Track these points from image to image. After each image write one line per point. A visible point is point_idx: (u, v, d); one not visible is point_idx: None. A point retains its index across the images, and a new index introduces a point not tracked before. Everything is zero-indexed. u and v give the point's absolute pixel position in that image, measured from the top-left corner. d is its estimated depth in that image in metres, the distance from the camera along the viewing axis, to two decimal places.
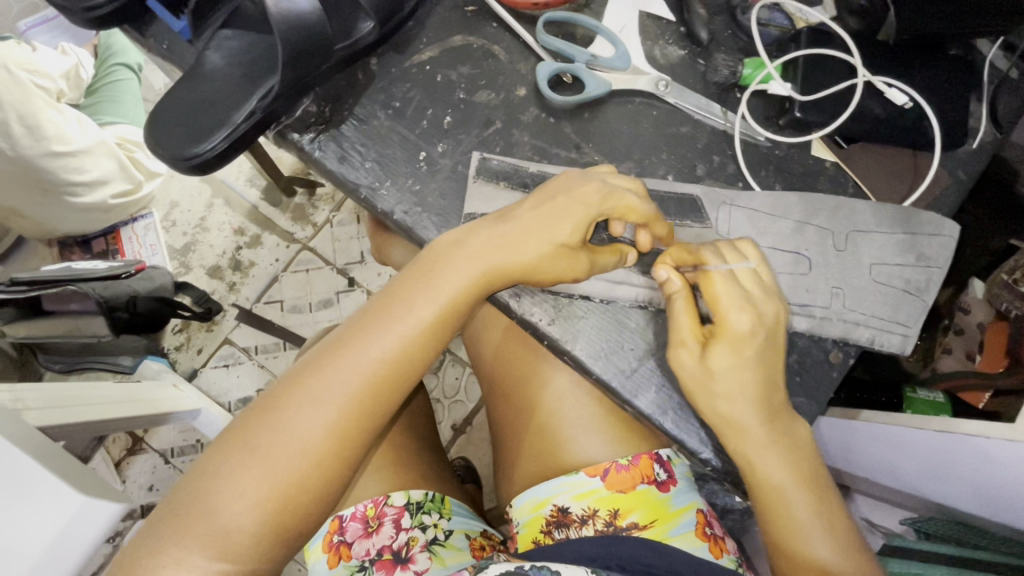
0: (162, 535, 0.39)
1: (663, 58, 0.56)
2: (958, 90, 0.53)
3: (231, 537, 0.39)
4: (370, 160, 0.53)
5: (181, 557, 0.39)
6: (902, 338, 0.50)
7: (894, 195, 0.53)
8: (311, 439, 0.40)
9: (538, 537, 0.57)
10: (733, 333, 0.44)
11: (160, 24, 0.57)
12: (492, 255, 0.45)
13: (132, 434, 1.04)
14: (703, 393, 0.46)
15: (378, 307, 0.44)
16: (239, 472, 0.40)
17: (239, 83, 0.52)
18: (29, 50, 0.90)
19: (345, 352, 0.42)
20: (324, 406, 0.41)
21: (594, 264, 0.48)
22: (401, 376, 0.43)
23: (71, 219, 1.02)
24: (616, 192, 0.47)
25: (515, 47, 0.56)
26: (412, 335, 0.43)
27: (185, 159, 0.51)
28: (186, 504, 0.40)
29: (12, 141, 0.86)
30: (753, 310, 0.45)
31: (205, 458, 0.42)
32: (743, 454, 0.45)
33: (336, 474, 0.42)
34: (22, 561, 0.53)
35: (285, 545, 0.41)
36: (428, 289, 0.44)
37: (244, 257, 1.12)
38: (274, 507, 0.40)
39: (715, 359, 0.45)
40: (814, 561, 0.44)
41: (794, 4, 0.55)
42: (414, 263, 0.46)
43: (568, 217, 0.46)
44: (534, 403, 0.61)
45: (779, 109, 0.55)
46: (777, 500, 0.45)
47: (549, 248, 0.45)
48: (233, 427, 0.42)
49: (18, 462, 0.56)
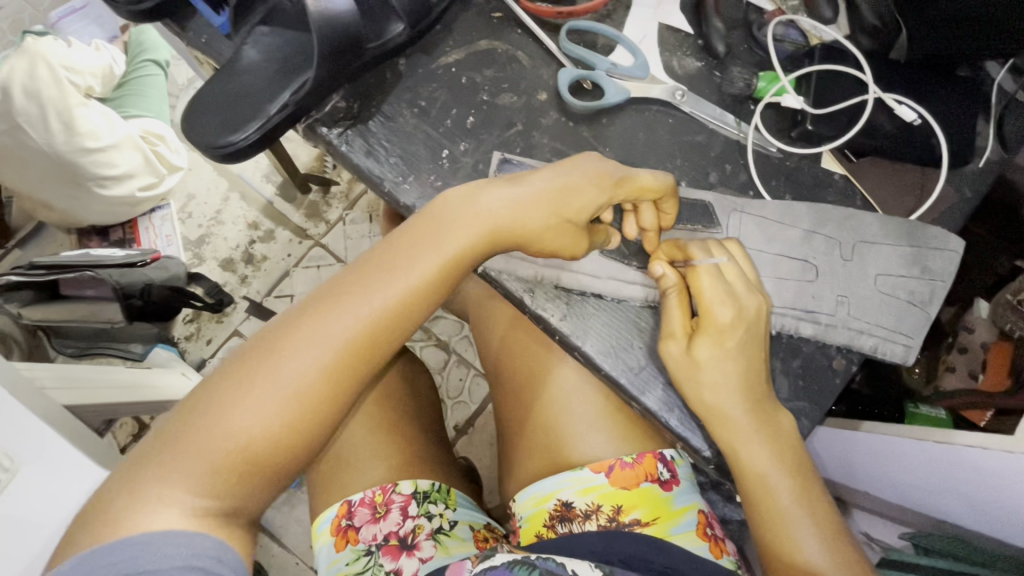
0: (147, 469, 0.40)
1: (680, 69, 0.58)
2: (964, 111, 0.55)
3: (218, 472, 0.41)
4: (395, 156, 0.55)
5: (164, 493, 0.39)
6: (904, 348, 0.51)
7: (901, 209, 0.55)
8: (305, 380, 0.43)
9: (540, 532, 0.58)
10: (716, 325, 0.47)
11: (199, 19, 0.60)
12: (491, 219, 0.47)
13: (139, 421, 1.06)
14: (691, 383, 0.48)
15: (379, 259, 0.46)
16: (232, 408, 0.41)
17: (273, 77, 0.55)
18: (65, 48, 0.96)
19: (344, 301, 0.44)
20: (320, 351, 0.43)
21: (590, 244, 0.51)
22: (397, 328, 0.45)
23: (98, 211, 1.05)
24: (628, 175, 0.49)
25: (538, 53, 0.58)
26: (410, 289, 0.45)
27: (218, 147, 0.53)
28: (174, 440, 0.41)
29: (48, 134, 0.92)
30: (735, 305, 0.48)
31: (196, 395, 0.43)
32: (727, 443, 0.47)
33: (327, 417, 0.44)
34: (38, 532, 0.55)
35: (271, 482, 0.44)
36: (429, 246, 0.46)
37: (257, 250, 1.14)
38: (263, 444, 0.42)
39: (700, 350, 0.47)
40: (799, 556, 0.45)
41: (810, 22, 0.57)
42: (414, 221, 0.48)
43: (576, 196, 0.48)
44: (542, 398, 0.62)
45: (791, 122, 0.56)
46: (761, 488, 0.47)
47: (553, 220, 0.48)
48: (227, 367, 0.43)
49: (42, 436, 0.58)
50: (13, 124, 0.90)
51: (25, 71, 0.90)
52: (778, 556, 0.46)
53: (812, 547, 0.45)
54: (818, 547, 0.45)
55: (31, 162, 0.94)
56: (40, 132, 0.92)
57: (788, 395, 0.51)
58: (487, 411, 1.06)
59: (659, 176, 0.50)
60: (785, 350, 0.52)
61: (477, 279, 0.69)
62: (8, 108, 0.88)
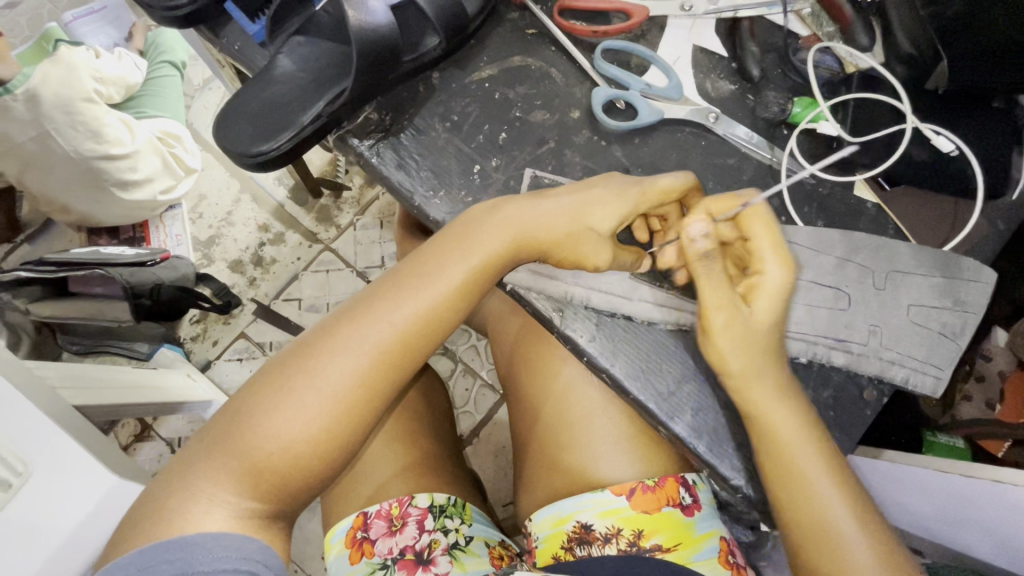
0: (194, 471, 0.40)
1: (713, 91, 0.58)
2: (999, 143, 0.54)
3: (261, 475, 0.40)
4: (426, 169, 0.55)
5: (212, 494, 0.40)
6: (935, 380, 0.51)
7: (934, 239, 0.54)
8: (343, 384, 0.42)
9: (558, 553, 0.57)
10: (774, 282, 0.45)
11: (233, 26, 0.60)
12: (516, 226, 0.47)
13: (141, 421, 1.05)
14: (752, 346, 0.45)
15: (412, 266, 0.46)
16: (273, 412, 0.41)
17: (308, 87, 0.55)
18: (93, 56, 0.97)
19: (379, 305, 0.44)
20: (355, 354, 0.43)
21: (616, 259, 0.50)
22: (429, 334, 0.45)
23: (119, 215, 1.05)
24: (652, 182, 0.48)
25: (571, 71, 0.58)
26: (444, 294, 0.45)
27: (251, 155, 0.53)
28: (220, 442, 0.41)
29: (76, 142, 0.93)
30: (783, 257, 0.45)
31: (240, 397, 0.43)
32: (763, 421, 0.45)
33: (364, 421, 0.43)
34: (48, 539, 0.54)
35: (310, 486, 0.43)
36: (460, 252, 0.46)
37: (267, 253, 1.13)
38: (303, 449, 0.41)
39: (758, 308, 0.45)
40: (847, 557, 0.42)
41: (846, 49, 0.56)
42: (446, 228, 0.48)
43: (600, 206, 0.48)
44: (563, 417, 0.61)
45: (825, 148, 0.56)
46: (788, 473, 0.44)
47: (576, 229, 0.48)
48: (266, 371, 0.43)
49: (56, 440, 0.56)
50: (42, 131, 0.90)
51: (58, 79, 0.90)
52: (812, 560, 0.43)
53: (859, 551, 0.42)
54: (862, 545, 0.42)
55: (55, 170, 0.95)
56: (67, 140, 0.92)
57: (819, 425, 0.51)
58: (494, 423, 1.05)
59: (679, 178, 0.49)
60: (816, 378, 0.52)
61: (499, 294, 0.69)
62: (38, 114, 0.89)
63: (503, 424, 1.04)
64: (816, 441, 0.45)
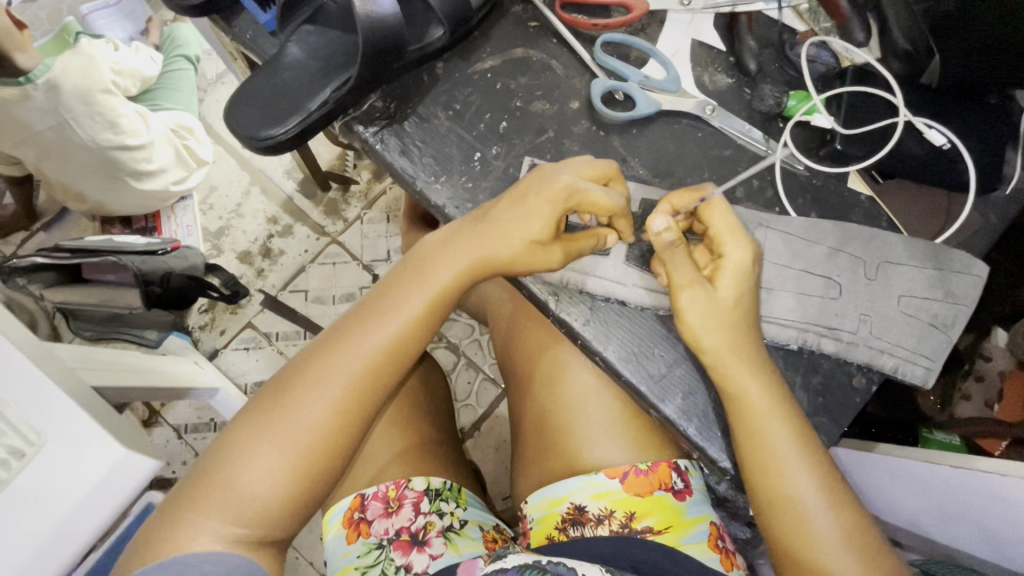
0: (185, 505, 0.45)
1: (711, 84, 0.59)
2: (994, 138, 0.55)
3: (245, 503, 0.45)
4: (428, 156, 0.57)
5: (202, 525, 0.44)
6: (925, 371, 0.51)
7: (926, 232, 0.56)
8: (318, 416, 0.47)
9: (552, 534, 0.58)
10: (733, 262, 0.49)
11: (245, 15, 0.62)
12: (473, 254, 0.50)
13: (150, 407, 1.07)
14: (735, 326, 0.48)
15: (374, 300, 0.51)
16: (255, 447, 0.46)
17: (315, 75, 0.56)
18: (112, 50, 1.00)
19: (347, 340, 0.49)
20: (329, 389, 0.47)
21: (569, 254, 0.51)
22: (394, 361, 0.50)
23: (134, 204, 1.09)
24: (580, 188, 0.49)
25: (572, 63, 0.59)
26: (405, 325, 0.49)
27: (259, 139, 0.55)
28: (208, 477, 0.46)
29: (94, 132, 0.95)
30: (740, 237, 0.49)
31: (223, 438, 0.48)
32: (743, 398, 0.47)
33: (340, 446, 0.48)
34: (56, 509, 0.54)
35: (296, 510, 0.48)
36: (419, 284, 0.50)
37: (275, 245, 1.16)
38: (285, 478, 0.46)
39: (722, 288, 0.48)
40: (811, 533, 0.44)
41: (841, 44, 0.58)
42: (406, 261, 0.52)
43: (533, 218, 0.49)
44: (559, 400, 0.63)
45: (819, 141, 0.57)
46: (761, 450, 0.46)
47: (524, 243, 0.49)
48: (248, 411, 0.48)
49: (70, 411, 0.57)
50: (61, 120, 0.92)
51: (79, 70, 0.91)
52: (783, 538, 0.45)
53: (826, 527, 0.44)
54: (830, 524, 0.44)
55: (74, 159, 0.97)
56: (86, 130, 0.94)
57: (808, 410, 0.52)
58: (495, 417, 1.06)
59: (611, 199, 0.50)
60: (805, 365, 0.53)
61: (498, 281, 0.71)
62: (57, 104, 0.90)
63: (503, 417, 1.06)
64: (789, 430, 0.46)
